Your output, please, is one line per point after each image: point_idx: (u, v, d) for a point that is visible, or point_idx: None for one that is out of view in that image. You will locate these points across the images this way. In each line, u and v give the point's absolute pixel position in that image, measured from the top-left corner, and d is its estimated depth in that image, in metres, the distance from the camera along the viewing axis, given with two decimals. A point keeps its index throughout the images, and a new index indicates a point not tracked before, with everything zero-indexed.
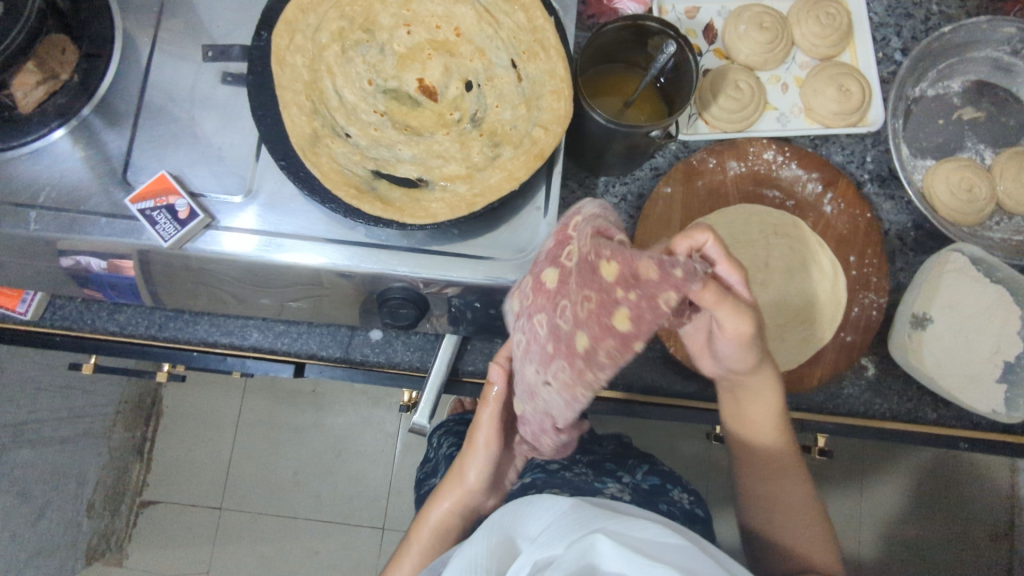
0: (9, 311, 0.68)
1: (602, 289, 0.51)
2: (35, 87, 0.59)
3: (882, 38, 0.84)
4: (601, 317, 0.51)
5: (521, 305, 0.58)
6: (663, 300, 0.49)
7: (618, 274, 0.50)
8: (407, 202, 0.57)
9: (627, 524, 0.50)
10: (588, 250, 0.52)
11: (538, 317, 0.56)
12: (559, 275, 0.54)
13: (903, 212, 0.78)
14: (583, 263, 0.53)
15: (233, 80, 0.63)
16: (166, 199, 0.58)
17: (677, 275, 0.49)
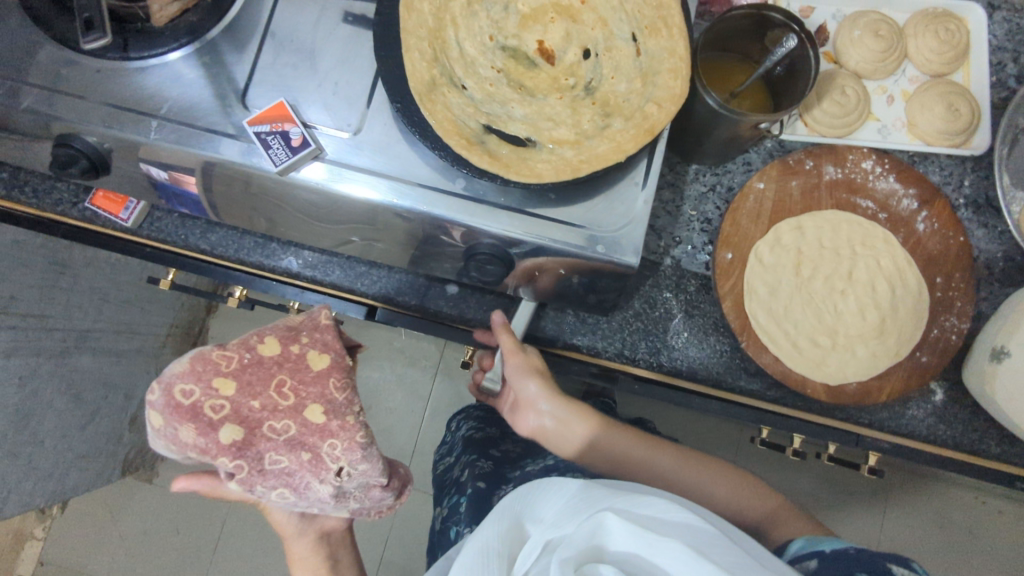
0: (112, 216, 0.72)
1: (208, 425, 0.54)
2: (171, 3, 0.62)
3: (998, 62, 0.82)
4: (213, 441, 0.54)
5: (160, 428, 0.54)
6: (277, 387, 0.56)
7: (188, 409, 0.54)
8: (515, 159, 0.58)
9: (633, 500, 0.47)
10: (195, 397, 0.54)
11: (179, 433, 0.54)
12: (169, 425, 0.54)
13: (995, 241, 0.77)
14: (184, 415, 0.54)
15: (354, 21, 0.64)
16: (281, 125, 0.60)
17: (294, 350, 0.57)
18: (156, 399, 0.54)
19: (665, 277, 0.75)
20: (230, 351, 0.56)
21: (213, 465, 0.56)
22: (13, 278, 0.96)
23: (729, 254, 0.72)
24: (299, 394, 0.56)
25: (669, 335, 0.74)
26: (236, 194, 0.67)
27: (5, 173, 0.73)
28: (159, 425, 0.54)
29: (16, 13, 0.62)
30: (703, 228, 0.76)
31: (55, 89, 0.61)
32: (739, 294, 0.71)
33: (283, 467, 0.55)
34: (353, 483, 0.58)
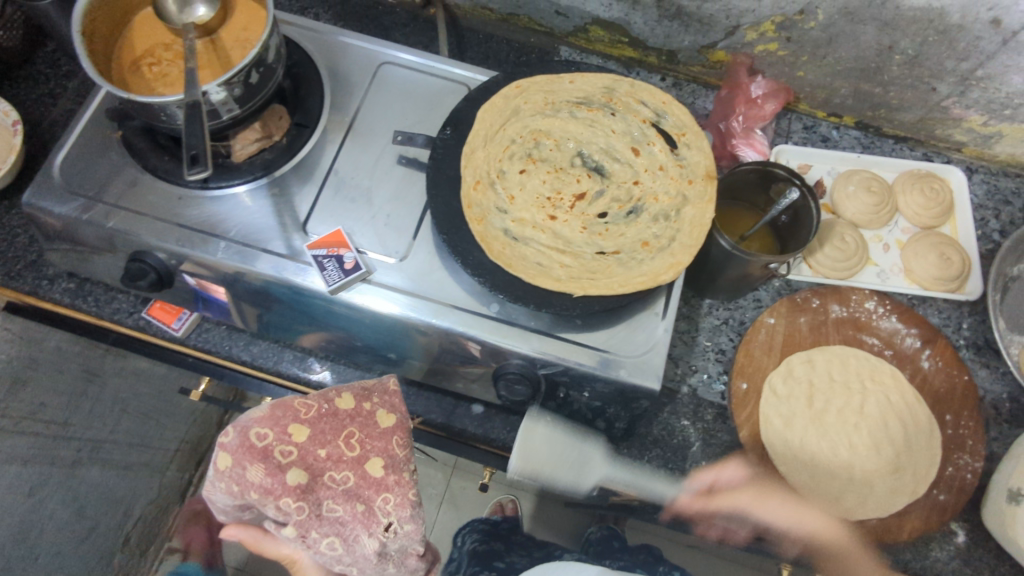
0: (164, 325, 0.79)
1: (276, 467, 0.58)
2: (252, 143, 0.70)
3: (981, 218, 0.90)
4: (281, 482, 0.57)
5: (226, 469, 0.58)
6: (346, 438, 0.61)
7: (261, 452, 0.58)
8: (568, 279, 0.64)
9: None
10: (269, 440, 0.59)
11: (246, 474, 0.57)
12: (234, 467, 0.58)
13: (999, 382, 0.80)
14: (244, 455, 0.58)
15: (407, 162, 0.73)
16: (338, 250, 0.67)
17: (366, 407, 0.64)
18: (230, 441, 0.59)
19: (682, 405, 0.78)
20: (311, 401, 0.63)
21: (268, 514, 0.58)
22: None
23: (744, 384, 0.76)
24: (364, 443, 0.62)
25: (685, 462, 0.76)
26: (207, 283, 0.71)
27: (71, 284, 0.80)
28: (227, 465, 0.58)
29: (117, 147, 0.71)
30: (718, 358, 0.80)
31: (139, 212, 0.69)
32: (755, 424, 0.75)
33: (338, 516, 0.58)
34: (396, 544, 0.60)
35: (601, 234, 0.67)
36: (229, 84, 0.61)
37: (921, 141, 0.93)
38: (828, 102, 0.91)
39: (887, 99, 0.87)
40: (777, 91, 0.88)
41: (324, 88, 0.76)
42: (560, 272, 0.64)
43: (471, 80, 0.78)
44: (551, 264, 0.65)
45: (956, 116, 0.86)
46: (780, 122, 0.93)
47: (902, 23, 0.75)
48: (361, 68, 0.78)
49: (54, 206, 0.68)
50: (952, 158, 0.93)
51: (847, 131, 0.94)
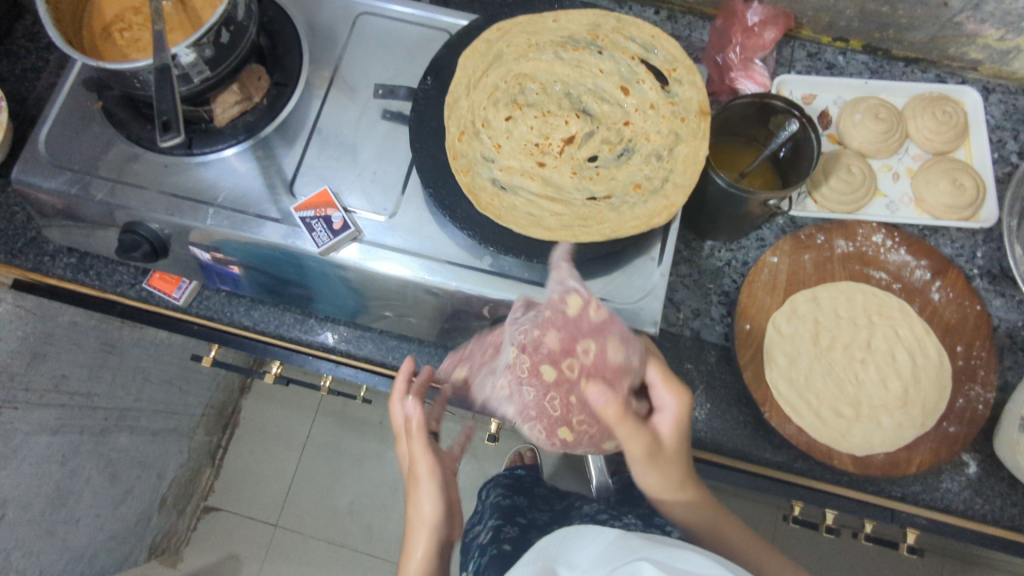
0: (166, 295, 0.78)
1: (569, 370, 0.63)
2: (232, 106, 0.70)
3: (998, 140, 0.85)
4: (550, 360, 0.63)
5: (555, 301, 0.63)
6: (586, 420, 0.63)
7: (562, 349, 0.63)
8: (559, 228, 0.62)
9: (671, 554, 0.46)
10: (590, 353, 0.62)
11: (548, 332, 0.63)
12: (554, 317, 0.63)
13: (1014, 310, 0.78)
14: (567, 331, 0.63)
15: (392, 116, 0.71)
16: (324, 210, 0.66)
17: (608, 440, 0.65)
18: (586, 317, 0.63)
19: (685, 348, 0.77)
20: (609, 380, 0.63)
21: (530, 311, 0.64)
22: (66, 357, 1.04)
23: (749, 325, 0.74)
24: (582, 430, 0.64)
25: (691, 406, 0.75)
26: (202, 251, 0.71)
27: (72, 259, 0.80)
28: (566, 308, 0.63)
29: (99, 118, 0.71)
30: (720, 301, 0.79)
31: (127, 182, 0.69)
32: (759, 365, 0.72)
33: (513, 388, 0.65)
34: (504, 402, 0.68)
35: (592, 178, 0.65)
36: (198, 45, 0.59)
37: (933, 62, 0.88)
38: (832, 26, 0.86)
39: (896, 18, 0.82)
40: (776, 17, 0.84)
41: (301, 44, 0.74)
42: (552, 220, 0.63)
43: (453, 26, 0.76)
44: (542, 213, 0.64)
45: (971, 33, 0.82)
46: (783, 51, 0.89)
47: None
48: (339, 21, 0.76)
49: (42, 180, 0.69)
50: (968, 78, 0.88)
51: (854, 56, 0.89)
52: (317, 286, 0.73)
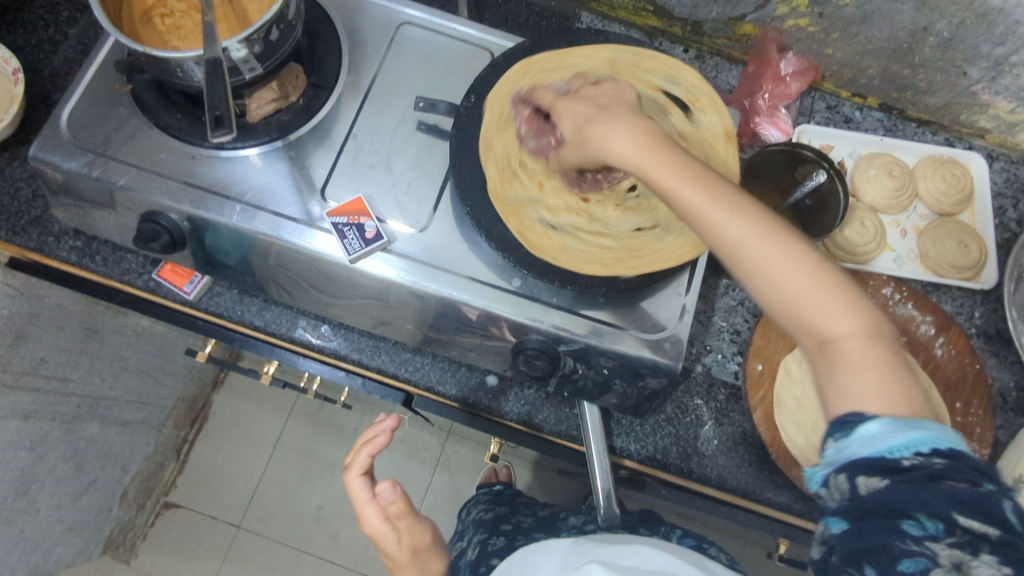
0: (176, 288, 0.76)
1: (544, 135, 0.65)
2: (267, 103, 0.68)
3: (999, 207, 0.89)
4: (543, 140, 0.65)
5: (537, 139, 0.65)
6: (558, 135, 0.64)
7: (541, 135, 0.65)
8: (595, 254, 0.63)
9: (617, 553, 0.53)
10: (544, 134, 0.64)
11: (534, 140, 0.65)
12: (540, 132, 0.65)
13: (1006, 371, 0.81)
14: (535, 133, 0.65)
15: (428, 129, 0.71)
16: (358, 218, 0.65)
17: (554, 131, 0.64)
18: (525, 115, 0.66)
19: (696, 384, 0.78)
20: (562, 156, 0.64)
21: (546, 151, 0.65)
22: (47, 341, 0.99)
23: (760, 365, 0.75)
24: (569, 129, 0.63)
25: (699, 441, 0.75)
26: (222, 247, 0.70)
27: (78, 242, 0.77)
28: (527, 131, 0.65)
29: (126, 101, 0.69)
30: (732, 339, 0.81)
31: (151, 170, 0.67)
32: (769, 407, 0.74)
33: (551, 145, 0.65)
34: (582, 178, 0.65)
35: (637, 208, 0.65)
36: (249, 41, 0.58)
37: (944, 126, 0.92)
38: (853, 82, 0.90)
39: (915, 81, 0.86)
40: (805, 69, 0.87)
41: (342, 46, 0.73)
42: (590, 249, 0.63)
43: (495, 45, 0.76)
44: (591, 249, 0.63)
45: (984, 103, 0.85)
46: (804, 101, 0.92)
47: (941, 4, 0.73)
48: (381, 28, 0.75)
49: (61, 160, 0.66)
50: (974, 145, 0.92)
51: (870, 112, 0.93)
52: (337, 293, 0.71)
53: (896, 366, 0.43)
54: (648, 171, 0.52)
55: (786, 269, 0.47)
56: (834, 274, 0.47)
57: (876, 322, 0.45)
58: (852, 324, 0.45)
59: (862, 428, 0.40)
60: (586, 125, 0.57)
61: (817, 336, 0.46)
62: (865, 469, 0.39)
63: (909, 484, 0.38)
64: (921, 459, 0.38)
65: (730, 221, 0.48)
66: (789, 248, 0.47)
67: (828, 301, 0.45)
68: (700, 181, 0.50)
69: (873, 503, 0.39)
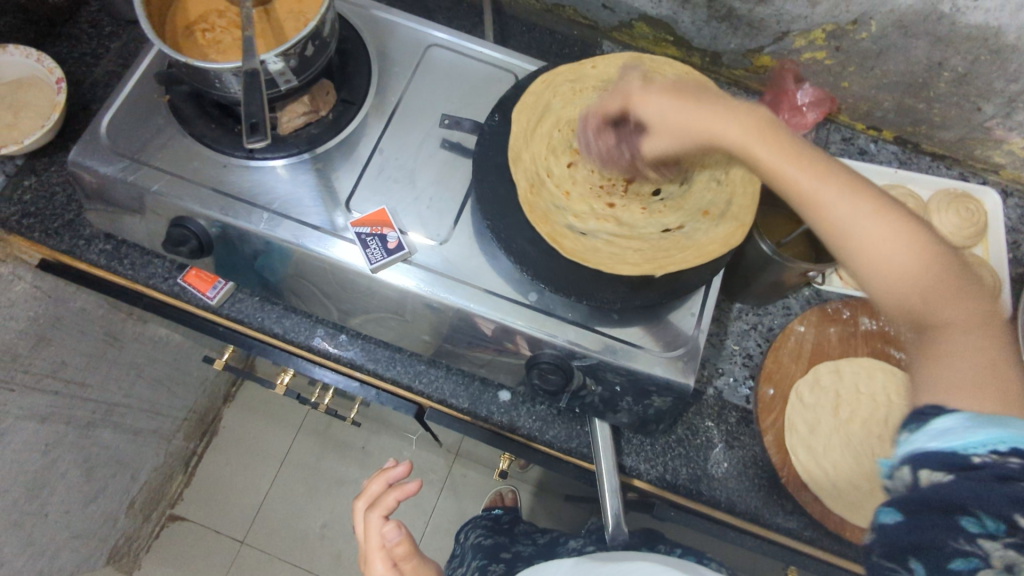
0: (199, 293, 0.78)
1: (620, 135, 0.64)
2: (298, 116, 0.71)
3: (1013, 241, 0.90)
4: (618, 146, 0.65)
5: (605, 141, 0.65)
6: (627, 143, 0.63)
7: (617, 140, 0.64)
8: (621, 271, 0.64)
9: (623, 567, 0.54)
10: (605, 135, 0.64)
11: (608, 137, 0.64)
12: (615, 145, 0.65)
13: None
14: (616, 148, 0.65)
15: (451, 146, 0.73)
16: (381, 229, 0.67)
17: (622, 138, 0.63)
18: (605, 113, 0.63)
19: (708, 406, 0.78)
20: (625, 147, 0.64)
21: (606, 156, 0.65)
22: (69, 344, 1.01)
23: (772, 390, 0.76)
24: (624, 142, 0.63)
25: (709, 463, 0.75)
26: (245, 253, 0.72)
27: (108, 246, 0.79)
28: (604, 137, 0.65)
29: (163, 111, 0.72)
30: (744, 362, 0.81)
31: (183, 176, 0.69)
32: (780, 430, 0.75)
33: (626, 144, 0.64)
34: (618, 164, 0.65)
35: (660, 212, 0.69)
36: (286, 55, 0.61)
37: (958, 161, 0.93)
38: (868, 115, 0.91)
39: (930, 115, 0.87)
40: (822, 100, 0.87)
41: (372, 65, 0.76)
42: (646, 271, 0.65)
43: (519, 68, 0.78)
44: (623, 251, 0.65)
45: (998, 138, 0.86)
46: (819, 132, 0.94)
47: (955, 40, 0.75)
48: (409, 49, 0.78)
49: (98, 165, 0.69)
50: (988, 180, 0.93)
51: (885, 145, 0.94)
52: (356, 303, 0.73)
53: (1000, 351, 0.42)
54: (752, 148, 0.50)
55: (908, 267, 0.44)
56: (970, 278, 0.44)
57: (987, 316, 0.43)
58: (968, 313, 0.43)
59: (938, 421, 0.39)
60: (676, 116, 0.55)
61: (917, 323, 0.44)
62: (931, 463, 0.38)
63: (972, 482, 0.36)
64: (996, 457, 0.36)
65: (833, 202, 0.47)
66: (900, 229, 0.45)
67: (923, 283, 0.44)
68: (845, 187, 0.47)
69: (933, 497, 0.38)
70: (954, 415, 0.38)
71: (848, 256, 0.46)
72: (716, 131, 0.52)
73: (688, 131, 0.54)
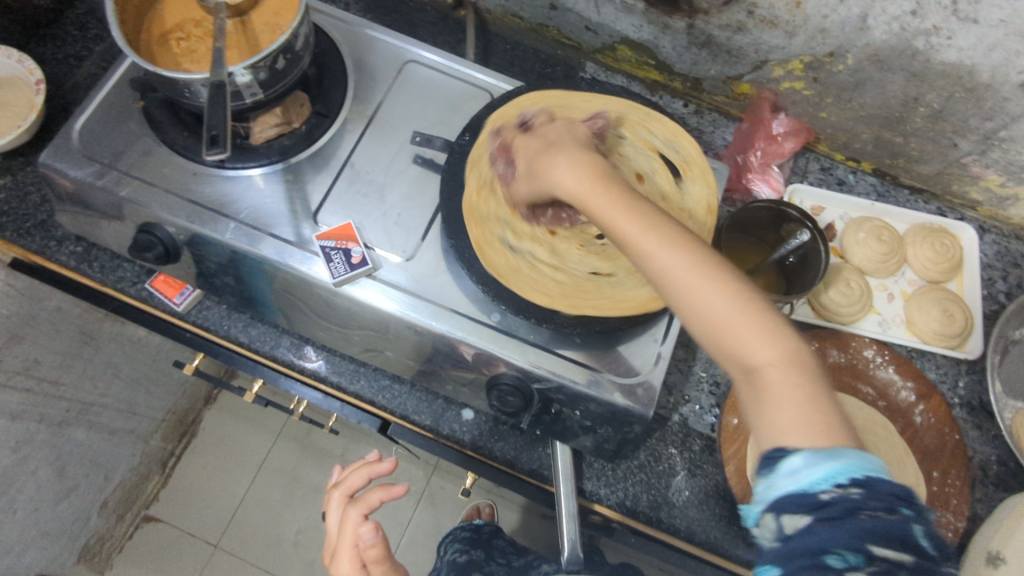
0: (167, 299, 0.78)
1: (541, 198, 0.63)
2: (270, 127, 0.71)
3: (988, 277, 0.90)
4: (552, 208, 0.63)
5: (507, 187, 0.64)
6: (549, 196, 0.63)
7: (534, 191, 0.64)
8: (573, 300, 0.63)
9: None
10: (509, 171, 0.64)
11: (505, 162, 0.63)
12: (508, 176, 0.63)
13: (988, 444, 0.80)
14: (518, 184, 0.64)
15: (423, 163, 0.73)
16: (346, 243, 0.67)
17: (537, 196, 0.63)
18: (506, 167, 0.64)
19: (672, 433, 0.78)
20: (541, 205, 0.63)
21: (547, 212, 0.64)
22: (42, 342, 1.01)
23: (734, 420, 0.76)
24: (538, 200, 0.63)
25: (670, 490, 0.75)
26: (212, 261, 0.72)
27: (78, 248, 0.79)
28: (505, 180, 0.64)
29: (137, 117, 0.72)
30: (711, 390, 0.81)
31: (152, 183, 0.69)
32: (742, 462, 0.74)
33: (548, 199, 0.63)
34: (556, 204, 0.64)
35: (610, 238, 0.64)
36: (255, 68, 0.61)
37: (936, 196, 0.93)
38: (847, 146, 0.92)
39: (908, 149, 0.87)
40: (799, 130, 0.89)
41: (349, 79, 0.76)
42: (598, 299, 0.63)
43: (498, 88, 0.79)
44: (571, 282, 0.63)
45: (974, 174, 0.86)
46: (798, 161, 0.94)
47: (931, 76, 0.75)
48: (387, 64, 0.78)
49: (68, 168, 0.69)
50: (966, 216, 0.93)
51: (864, 176, 0.94)
52: (323, 317, 0.73)
53: (819, 396, 0.42)
54: (587, 198, 0.51)
55: (712, 304, 0.44)
56: (794, 304, 0.46)
57: (795, 351, 0.43)
58: (780, 354, 0.43)
59: (786, 461, 0.40)
60: (541, 159, 0.56)
61: (742, 365, 0.44)
62: (793, 506, 0.39)
63: (831, 521, 0.38)
64: (841, 490, 0.38)
65: (660, 253, 0.46)
66: (717, 283, 0.45)
67: (760, 329, 0.43)
68: (666, 233, 0.47)
69: (801, 544, 0.38)
70: (800, 454, 0.39)
71: (678, 310, 0.46)
72: (589, 203, 0.51)
73: (543, 175, 0.55)
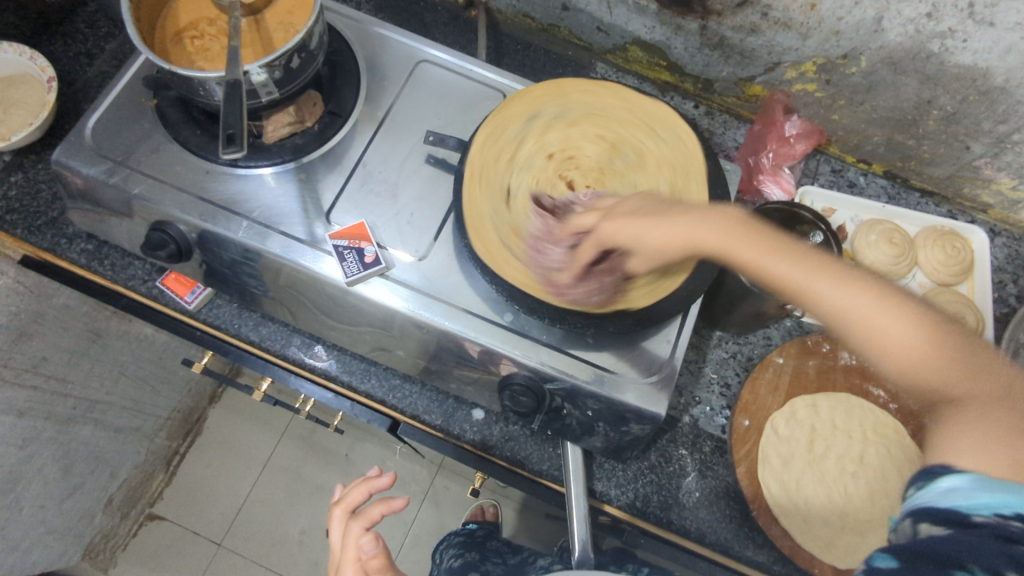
0: (178, 297, 0.78)
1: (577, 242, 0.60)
2: (283, 126, 0.71)
3: (999, 281, 0.89)
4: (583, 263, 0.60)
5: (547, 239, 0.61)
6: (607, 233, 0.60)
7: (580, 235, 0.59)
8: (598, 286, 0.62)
9: None
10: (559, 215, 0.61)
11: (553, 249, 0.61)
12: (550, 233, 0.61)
13: None
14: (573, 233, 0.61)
15: (436, 162, 0.73)
16: (359, 243, 0.67)
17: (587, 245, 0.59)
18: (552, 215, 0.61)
19: (682, 434, 0.78)
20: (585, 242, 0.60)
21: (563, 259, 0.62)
22: (51, 339, 1.01)
23: (746, 421, 0.76)
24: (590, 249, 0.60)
25: (680, 492, 0.75)
26: (224, 260, 0.72)
27: (89, 245, 0.79)
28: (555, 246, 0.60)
29: (150, 115, 0.72)
30: (721, 392, 0.81)
31: (165, 181, 0.69)
32: (753, 462, 0.74)
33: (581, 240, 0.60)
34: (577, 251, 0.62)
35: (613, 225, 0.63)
36: (270, 67, 0.61)
37: (947, 198, 0.93)
38: (858, 148, 0.91)
39: (919, 151, 0.87)
40: (811, 132, 0.89)
41: (362, 79, 0.76)
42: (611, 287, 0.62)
43: (510, 88, 0.79)
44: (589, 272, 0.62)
45: (986, 177, 0.86)
46: (809, 163, 0.94)
47: (944, 79, 0.75)
48: (400, 64, 0.78)
49: (81, 166, 0.69)
50: (977, 219, 0.93)
51: (874, 179, 0.94)
52: (334, 315, 0.73)
53: (965, 423, 0.43)
54: (699, 228, 0.52)
55: (895, 337, 0.47)
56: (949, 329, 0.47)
57: (932, 364, 0.46)
58: (951, 377, 0.46)
59: (946, 479, 0.40)
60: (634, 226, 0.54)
61: (873, 371, 0.48)
62: (935, 517, 0.39)
63: (972, 536, 0.38)
64: (1001, 520, 0.37)
65: (785, 266, 0.51)
66: (904, 321, 0.48)
67: (913, 350, 0.47)
68: (792, 252, 0.51)
69: (926, 546, 0.39)
70: (964, 475, 0.40)
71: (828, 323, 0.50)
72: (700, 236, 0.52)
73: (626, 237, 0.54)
